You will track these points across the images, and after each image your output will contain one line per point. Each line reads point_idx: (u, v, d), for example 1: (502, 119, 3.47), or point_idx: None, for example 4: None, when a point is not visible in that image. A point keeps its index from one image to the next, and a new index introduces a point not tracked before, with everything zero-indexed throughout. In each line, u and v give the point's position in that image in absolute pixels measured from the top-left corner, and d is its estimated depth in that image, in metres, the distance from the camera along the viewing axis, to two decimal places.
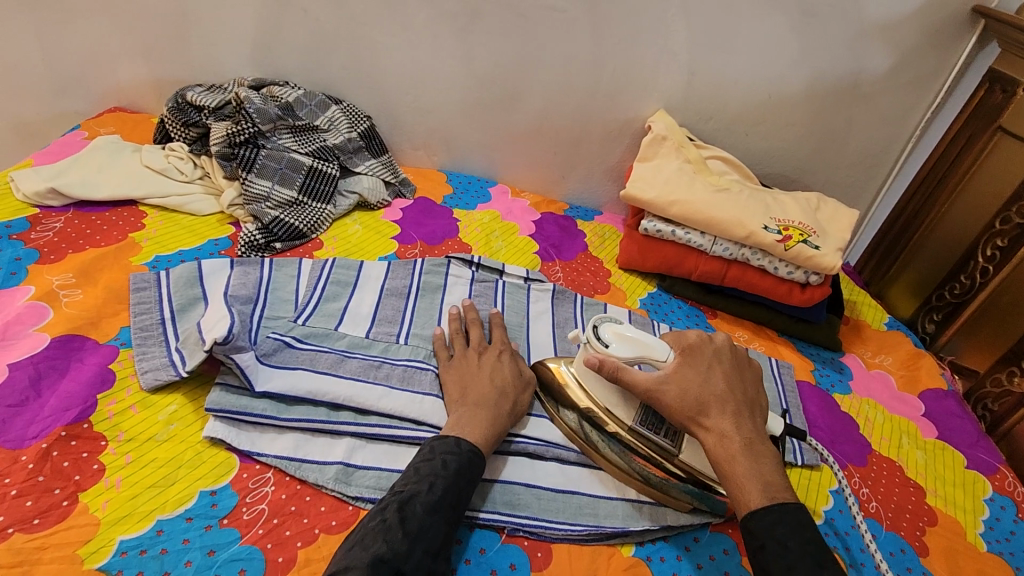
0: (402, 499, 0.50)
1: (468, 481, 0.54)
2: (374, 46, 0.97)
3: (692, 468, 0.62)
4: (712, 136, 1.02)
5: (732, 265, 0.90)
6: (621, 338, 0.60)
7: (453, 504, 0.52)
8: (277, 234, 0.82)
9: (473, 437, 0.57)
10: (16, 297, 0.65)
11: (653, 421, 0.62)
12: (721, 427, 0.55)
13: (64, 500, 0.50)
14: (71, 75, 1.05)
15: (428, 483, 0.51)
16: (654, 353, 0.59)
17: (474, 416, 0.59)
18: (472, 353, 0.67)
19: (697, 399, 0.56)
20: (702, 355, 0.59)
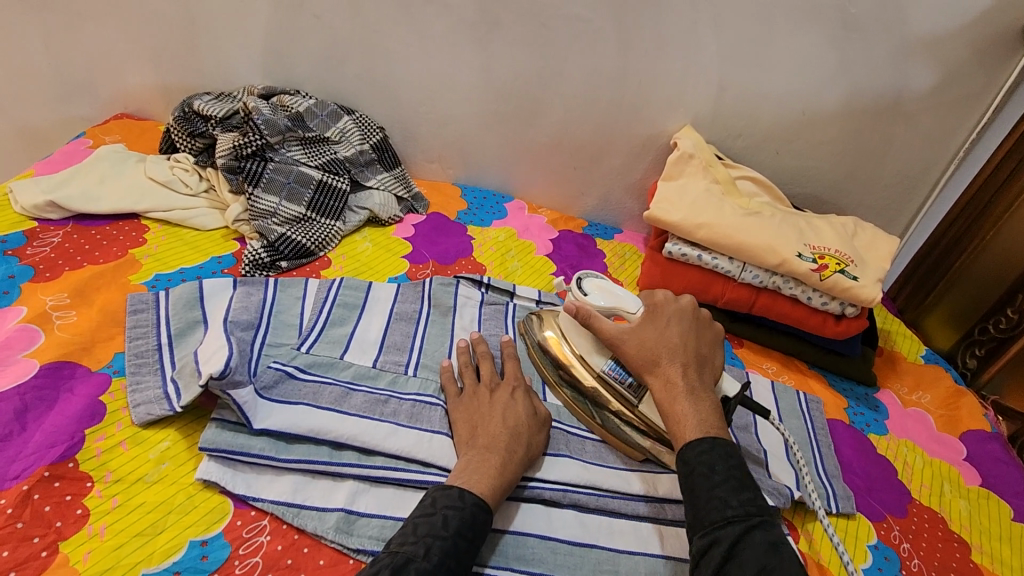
0: (395, 564, 0.45)
1: (470, 543, 0.49)
2: (389, 55, 0.93)
3: (654, 421, 0.63)
4: (740, 154, 0.97)
5: (761, 293, 0.85)
6: (599, 289, 0.67)
7: (452, 571, 0.46)
8: (283, 252, 0.78)
9: (476, 487, 0.52)
10: (7, 320, 0.62)
11: (620, 375, 0.65)
12: (668, 374, 0.59)
13: (42, 550, 0.46)
14: (79, 80, 1.02)
15: (425, 547, 0.46)
16: (626, 307, 0.65)
17: (484, 461, 0.55)
18: (482, 390, 0.63)
19: (651, 352, 0.61)
20: (664, 314, 0.64)
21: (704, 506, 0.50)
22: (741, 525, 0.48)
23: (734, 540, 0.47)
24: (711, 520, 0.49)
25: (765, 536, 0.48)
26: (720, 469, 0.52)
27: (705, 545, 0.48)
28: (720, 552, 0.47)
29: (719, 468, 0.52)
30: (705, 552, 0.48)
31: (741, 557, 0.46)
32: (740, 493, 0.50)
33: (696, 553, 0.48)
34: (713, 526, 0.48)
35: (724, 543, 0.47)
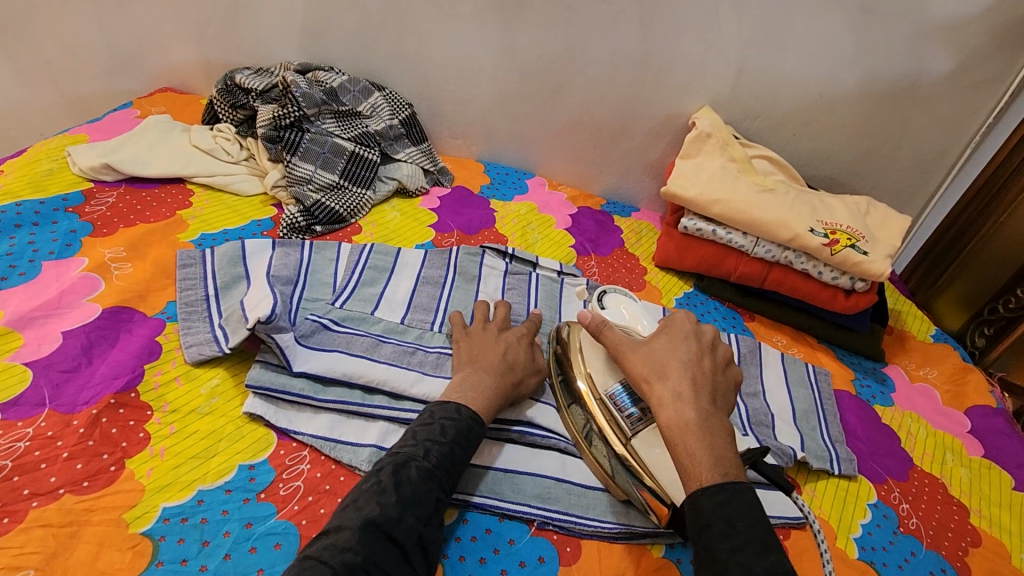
0: (396, 463, 0.50)
1: (465, 449, 0.53)
2: (419, 34, 0.97)
3: (643, 459, 0.58)
4: (757, 135, 1.00)
5: (773, 267, 0.88)
6: (618, 307, 0.69)
7: (448, 471, 0.51)
8: (318, 217, 0.83)
9: (472, 403, 0.57)
10: (70, 268, 0.67)
11: (622, 400, 0.61)
12: (677, 387, 0.55)
13: (111, 465, 0.51)
14: (126, 54, 1.08)
15: (425, 449, 0.51)
16: (637, 327, 0.66)
17: (478, 381, 0.59)
18: (490, 330, 0.67)
19: (660, 364, 0.58)
20: (679, 329, 0.61)
21: (723, 573, 0.44)
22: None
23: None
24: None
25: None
26: (742, 528, 0.46)
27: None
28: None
29: (740, 525, 0.46)
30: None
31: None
32: (764, 557, 0.44)
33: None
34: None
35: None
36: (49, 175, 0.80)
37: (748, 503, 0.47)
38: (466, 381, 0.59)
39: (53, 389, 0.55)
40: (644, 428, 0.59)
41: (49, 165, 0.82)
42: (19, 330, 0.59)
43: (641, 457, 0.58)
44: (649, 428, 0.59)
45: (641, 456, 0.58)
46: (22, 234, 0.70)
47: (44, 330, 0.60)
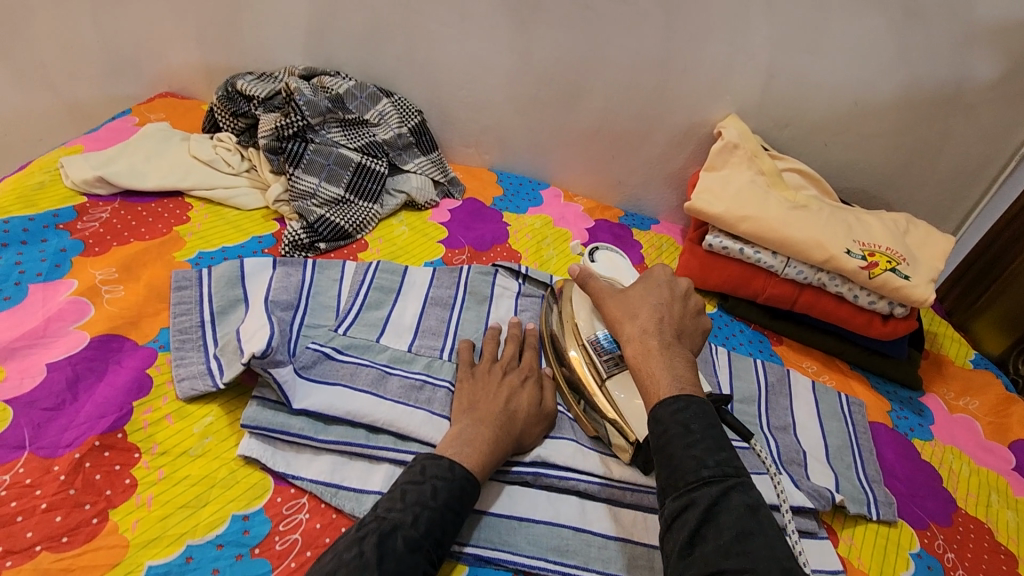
0: (382, 531, 0.46)
1: (457, 513, 0.49)
2: (430, 37, 0.92)
3: (616, 403, 0.61)
4: (786, 145, 0.94)
5: (805, 289, 0.83)
6: (606, 259, 0.79)
7: (438, 539, 0.47)
8: (322, 233, 0.79)
9: (465, 460, 0.52)
10: (58, 291, 0.63)
11: (602, 347, 0.64)
12: (644, 325, 0.59)
13: (93, 517, 0.47)
14: (126, 58, 1.03)
15: (414, 515, 0.47)
16: (622, 277, 0.76)
17: (476, 434, 0.55)
18: (495, 369, 0.63)
19: (634, 305, 0.62)
20: (656, 279, 0.65)
21: (679, 468, 0.47)
22: (719, 487, 0.45)
23: (710, 503, 0.44)
24: (688, 481, 0.46)
25: (743, 499, 0.45)
26: (695, 428, 0.49)
27: (679, 508, 0.45)
28: (696, 514, 0.44)
29: (694, 426, 0.49)
30: (678, 516, 0.45)
31: (717, 518, 0.43)
32: (717, 453, 0.47)
33: (670, 515, 0.45)
34: (688, 487, 0.45)
35: (700, 505, 0.44)
36: (41, 188, 0.76)
37: (702, 409, 0.50)
38: (468, 435, 0.55)
39: (34, 430, 0.51)
40: (619, 372, 0.62)
41: (41, 177, 0.78)
42: (0, 362, 0.55)
43: (613, 401, 0.61)
44: (623, 374, 0.62)
45: (612, 398, 0.61)
46: (9, 254, 0.66)
47: (27, 362, 0.56)
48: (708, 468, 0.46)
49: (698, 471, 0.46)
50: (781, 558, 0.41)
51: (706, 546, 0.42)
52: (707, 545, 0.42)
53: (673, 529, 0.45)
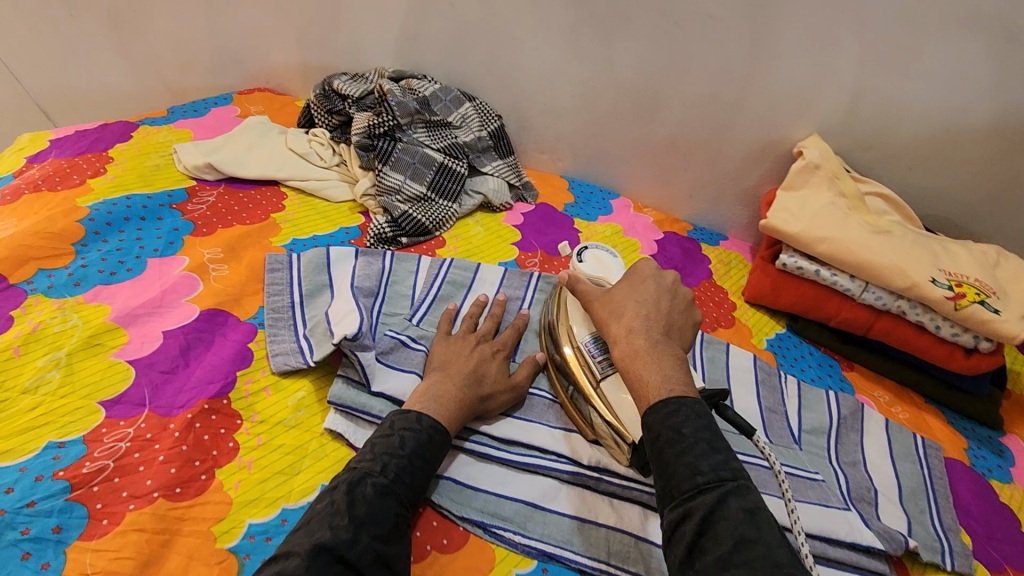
0: (352, 479, 0.49)
1: (426, 459, 0.53)
2: (515, 45, 0.95)
3: (612, 402, 0.59)
4: (869, 168, 0.92)
5: (882, 315, 0.81)
6: (594, 259, 0.76)
7: (407, 485, 0.50)
8: (404, 228, 0.82)
9: (432, 412, 0.56)
10: (172, 267, 0.69)
11: (596, 349, 0.63)
12: (630, 323, 0.58)
13: (202, 473, 0.51)
14: (231, 53, 1.11)
15: (382, 464, 0.50)
16: (609, 279, 0.72)
17: (444, 392, 0.58)
18: (469, 338, 0.66)
19: (619, 304, 0.61)
20: (641, 275, 0.64)
21: (675, 478, 0.46)
22: (714, 494, 0.44)
23: (706, 510, 0.43)
24: (684, 490, 0.45)
25: (740, 504, 0.43)
26: (688, 433, 0.48)
27: (677, 518, 0.44)
28: (691, 526, 0.43)
29: (686, 431, 0.48)
30: (677, 526, 0.44)
31: (715, 528, 0.42)
32: (712, 456, 0.46)
33: (669, 528, 0.45)
34: (685, 496, 0.45)
35: (697, 515, 0.43)
36: (157, 170, 0.83)
37: (696, 410, 0.49)
38: None
39: (153, 389, 0.56)
40: (612, 373, 0.61)
41: (157, 160, 0.85)
42: (124, 327, 0.61)
43: (607, 399, 0.60)
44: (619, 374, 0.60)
45: (607, 397, 0.60)
46: (130, 230, 0.72)
47: (147, 328, 0.62)
48: (704, 474, 0.45)
49: (694, 478, 0.45)
50: (781, 562, 0.39)
51: (706, 557, 0.41)
52: (706, 558, 0.41)
53: (671, 541, 0.44)
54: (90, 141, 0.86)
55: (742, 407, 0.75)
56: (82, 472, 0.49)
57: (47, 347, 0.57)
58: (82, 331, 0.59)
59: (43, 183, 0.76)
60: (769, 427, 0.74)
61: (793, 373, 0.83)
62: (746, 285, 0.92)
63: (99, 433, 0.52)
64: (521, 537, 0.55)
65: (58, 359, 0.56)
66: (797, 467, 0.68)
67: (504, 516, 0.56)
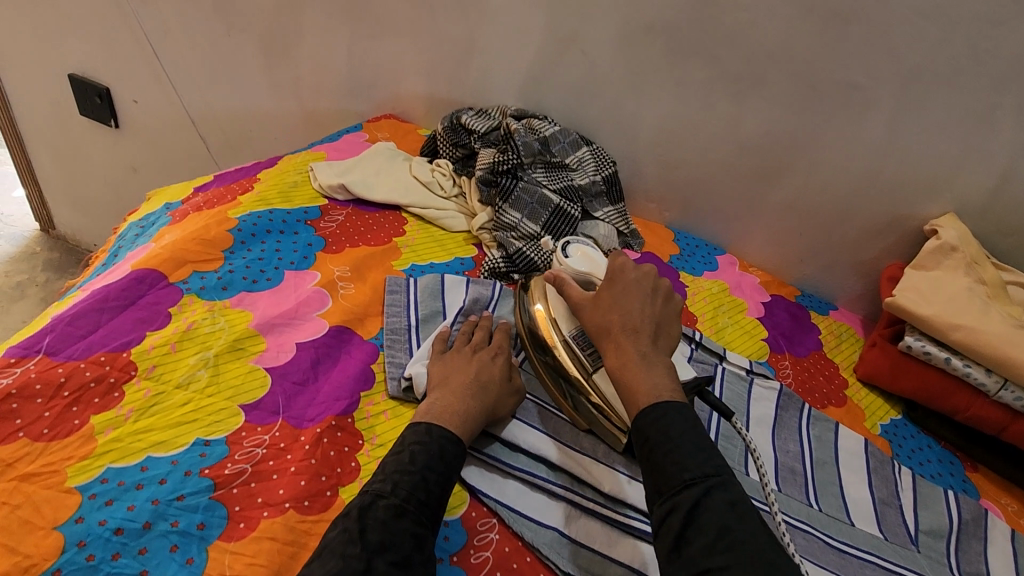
0: (363, 504, 0.49)
1: (439, 473, 0.52)
2: (639, 95, 0.97)
3: (602, 392, 0.64)
4: (1010, 255, 0.86)
5: (1020, 418, 0.74)
6: (579, 253, 0.74)
7: (421, 501, 0.50)
8: (518, 265, 0.84)
9: (442, 423, 0.57)
10: (306, 280, 0.73)
11: (583, 342, 0.67)
12: (619, 340, 0.59)
13: (328, 490, 0.53)
14: (365, 80, 1.18)
15: (392, 484, 0.50)
16: (598, 274, 0.71)
17: (447, 407, 0.58)
18: (464, 350, 0.67)
19: (608, 316, 0.61)
20: (622, 279, 0.64)
21: (665, 475, 0.49)
22: (701, 488, 0.47)
23: (692, 503, 0.46)
24: (672, 485, 0.48)
25: (725, 497, 0.46)
26: (676, 434, 0.50)
27: (665, 513, 0.47)
28: (679, 518, 0.46)
29: (674, 433, 0.50)
30: (665, 520, 0.47)
31: (700, 520, 0.45)
32: (697, 455, 0.49)
33: (658, 521, 0.47)
34: (674, 492, 0.47)
35: (683, 508, 0.46)
36: (294, 186, 0.89)
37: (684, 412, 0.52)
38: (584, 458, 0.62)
39: (287, 399, 0.59)
40: (603, 365, 0.65)
41: (295, 176, 0.91)
42: (263, 334, 0.65)
43: (599, 389, 0.64)
44: (608, 365, 0.65)
45: (600, 388, 0.64)
46: (271, 241, 0.77)
47: (283, 339, 0.65)
48: (689, 472, 0.48)
49: (681, 476, 0.48)
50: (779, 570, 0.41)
51: (692, 548, 0.44)
52: (691, 548, 0.44)
53: (659, 533, 0.46)
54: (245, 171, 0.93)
55: (853, 495, 0.70)
56: (225, 472, 0.51)
57: (197, 346, 0.61)
58: (228, 334, 0.63)
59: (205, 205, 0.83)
60: (882, 521, 0.68)
61: (909, 464, 0.77)
62: (859, 363, 0.88)
63: (239, 436, 0.55)
64: None
65: (207, 358, 0.60)
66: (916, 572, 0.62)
67: None
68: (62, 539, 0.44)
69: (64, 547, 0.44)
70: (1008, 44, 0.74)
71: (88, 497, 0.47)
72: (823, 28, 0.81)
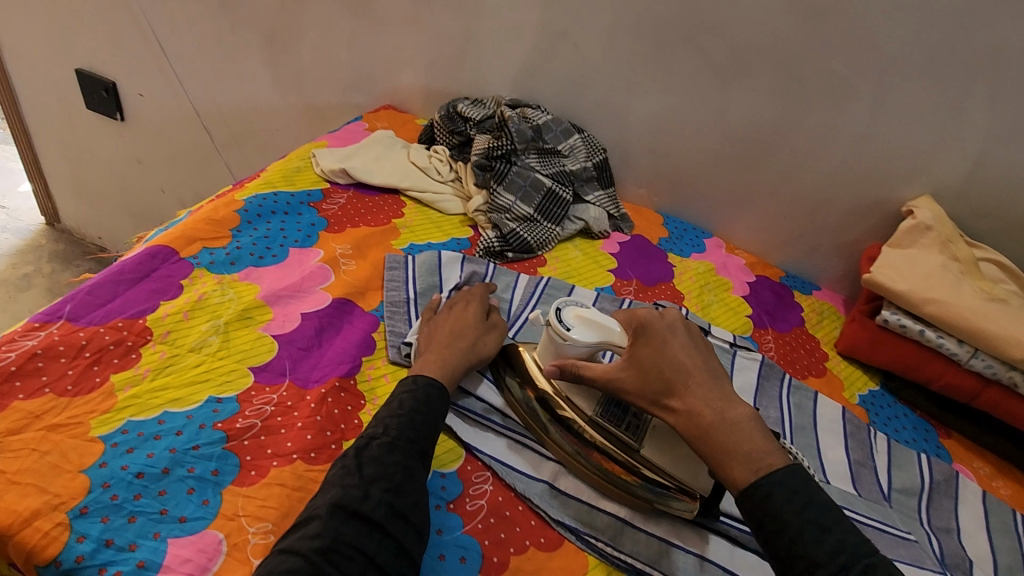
0: (358, 444, 0.53)
1: (426, 414, 0.56)
2: (630, 85, 1.01)
3: (659, 467, 0.58)
4: (982, 235, 0.89)
5: (990, 386, 0.78)
6: (580, 320, 0.62)
7: (411, 439, 0.53)
8: (511, 244, 0.88)
9: (425, 373, 0.60)
10: (310, 257, 0.77)
11: (614, 417, 0.61)
12: (692, 408, 0.54)
13: (332, 442, 0.57)
14: (364, 73, 1.22)
15: (383, 426, 0.54)
16: (615, 336, 0.61)
17: (427, 360, 0.62)
18: (447, 310, 0.71)
19: (661, 378, 0.56)
20: (658, 333, 0.58)
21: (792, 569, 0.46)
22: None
23: None
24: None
25: None
26: (789, 518, 0.47)
27: None
28: None
29: (789, 516, 0.47)
30: None
31: None
32: (823, 539, 0.46)
33: None
34: None
35: None
36: (297, 172, 0.92)
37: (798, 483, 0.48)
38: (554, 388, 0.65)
39: (294, 363, 0.63)
40: (648, 436, 0.60)
41: (298, 163, 0.95)
42: (270, 305, 0.69)
43: (655, 465, 0.59)
44: (651, 435, 0.60)
45: (655, 464, 0.59)
46: (276, 221, 0.81)
47: (288, 309, 0.69)
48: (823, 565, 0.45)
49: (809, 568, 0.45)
50: None
51: None
52: None
53: None
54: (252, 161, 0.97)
55: (830, 457, 0.74)
56: (236, 426, 0.55)
57: (208, 315, 0.65)
58: (237, 304, 0.67)
59: None
60: (857, 480, 0.72)
61: (885, 430, 0.81)
62: (840, 337, 0.92)
63: (249, 395, 0.58)
64: (612, 549, 0.56)
65: (218, 326, 0.64)
66: (887, 524, 0.66)
67: (597, 526, 0.58)
68: (88, 481, 0.48)
69: (90, 488, 0.48)
70: (978, 32, 0.78)
71: (111, 445, 0.51)
72: (804, 18, 0.85)
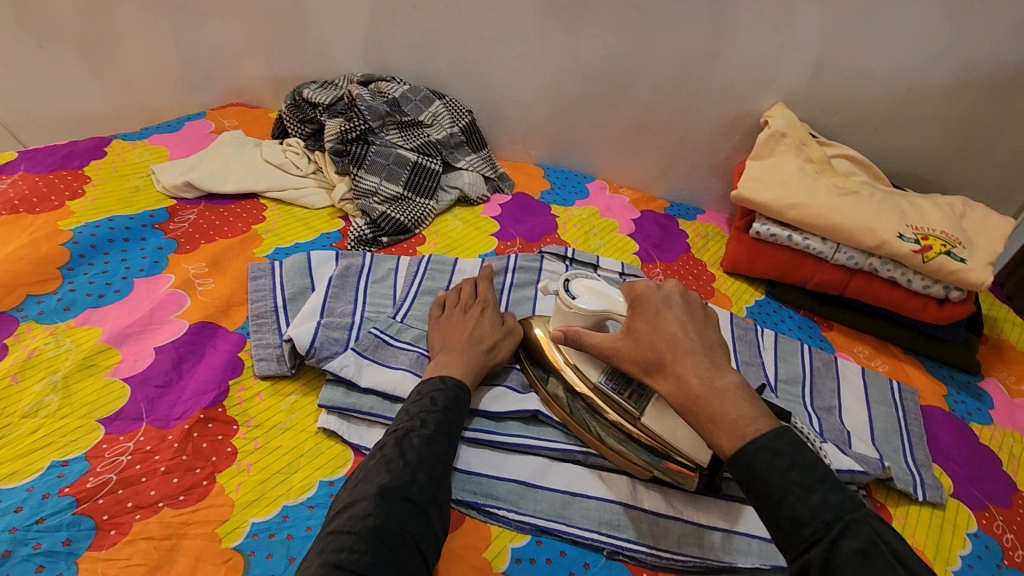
0: (399, 435, 0.52)
1: (458, 413, 0.56)
2: (481, 41, 0.97)
3: (654, 434, 0.56)
4: (835, 132, 0.93)
5: (855, 275, 0.83)
6: (587, 290, 0.60)
7: (447, 434, 0.53)
8: (384, 228, 0.84)
9: (453, 373, 0.59)
10: (159, 285, 0.71)
11: (620, 383, 0.58)
12: (679, 373, 0.48)
13: (203, 480, 0.53)
14: (201, 70, 1.12)
15: (421, 419, 0.53)
16: (616, 309, 0.57)
17: (452, 360, 0.60)
18: (455, 309, 0.68)
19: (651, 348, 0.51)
20: (651, 303, 0.53)
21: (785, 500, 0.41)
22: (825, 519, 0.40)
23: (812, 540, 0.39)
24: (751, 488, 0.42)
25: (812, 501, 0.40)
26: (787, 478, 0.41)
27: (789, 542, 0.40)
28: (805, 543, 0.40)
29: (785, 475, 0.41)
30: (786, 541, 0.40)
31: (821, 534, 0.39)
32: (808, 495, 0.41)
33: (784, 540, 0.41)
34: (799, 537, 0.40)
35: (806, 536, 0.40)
36: (136, 192, 0.85)
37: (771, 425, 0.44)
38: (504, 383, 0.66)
39: (149, 404, 0.58)
40: (649, 404, 0.56)
41: (137, 182, 0.87)
42: (117, 346, 0.63)
43: (651, 432, 0.56)
44: (654, 405, 0.56)
45: (651, 430, 0.56)
46: (116, 253, 0.74)
47: (139, 346, 0.63)
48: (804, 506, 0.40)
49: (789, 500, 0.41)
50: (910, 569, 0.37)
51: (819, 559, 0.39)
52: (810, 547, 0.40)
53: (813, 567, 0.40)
54: (61, 156, 0.88)
55: None
56: (87, 486, 0.51)
57: (42, 372, 0.59)
58: (76, 354, 0.61)
59: (21, 204, 0.78)
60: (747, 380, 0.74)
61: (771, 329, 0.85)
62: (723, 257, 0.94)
63: (100, 449, 0.54)
64: (515, 514, 0.56)
65: (55, 382, 0.58)
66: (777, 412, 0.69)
67: (498, 495, 0.57)
68: None
69: None
70: None
71: None
72: None
